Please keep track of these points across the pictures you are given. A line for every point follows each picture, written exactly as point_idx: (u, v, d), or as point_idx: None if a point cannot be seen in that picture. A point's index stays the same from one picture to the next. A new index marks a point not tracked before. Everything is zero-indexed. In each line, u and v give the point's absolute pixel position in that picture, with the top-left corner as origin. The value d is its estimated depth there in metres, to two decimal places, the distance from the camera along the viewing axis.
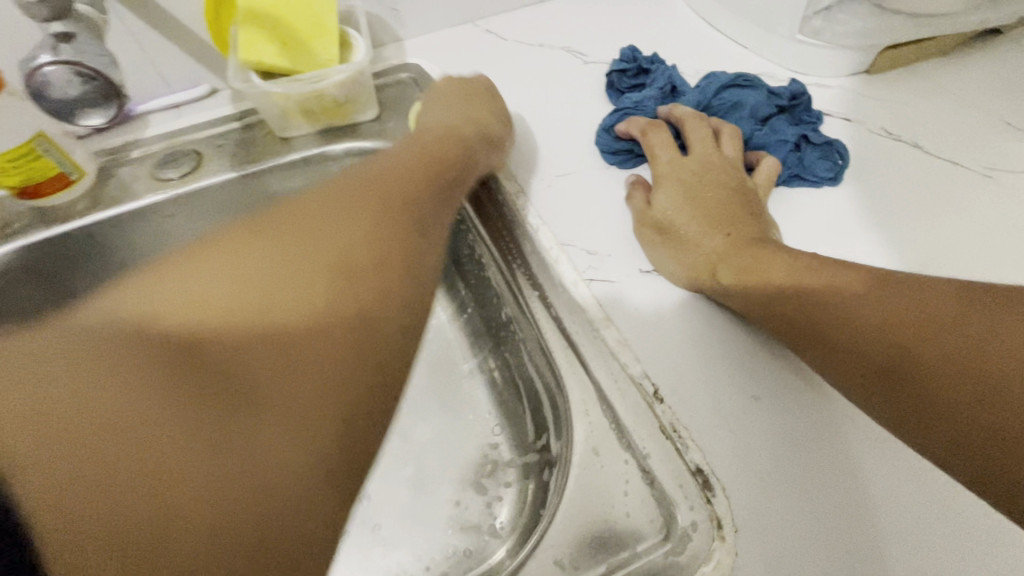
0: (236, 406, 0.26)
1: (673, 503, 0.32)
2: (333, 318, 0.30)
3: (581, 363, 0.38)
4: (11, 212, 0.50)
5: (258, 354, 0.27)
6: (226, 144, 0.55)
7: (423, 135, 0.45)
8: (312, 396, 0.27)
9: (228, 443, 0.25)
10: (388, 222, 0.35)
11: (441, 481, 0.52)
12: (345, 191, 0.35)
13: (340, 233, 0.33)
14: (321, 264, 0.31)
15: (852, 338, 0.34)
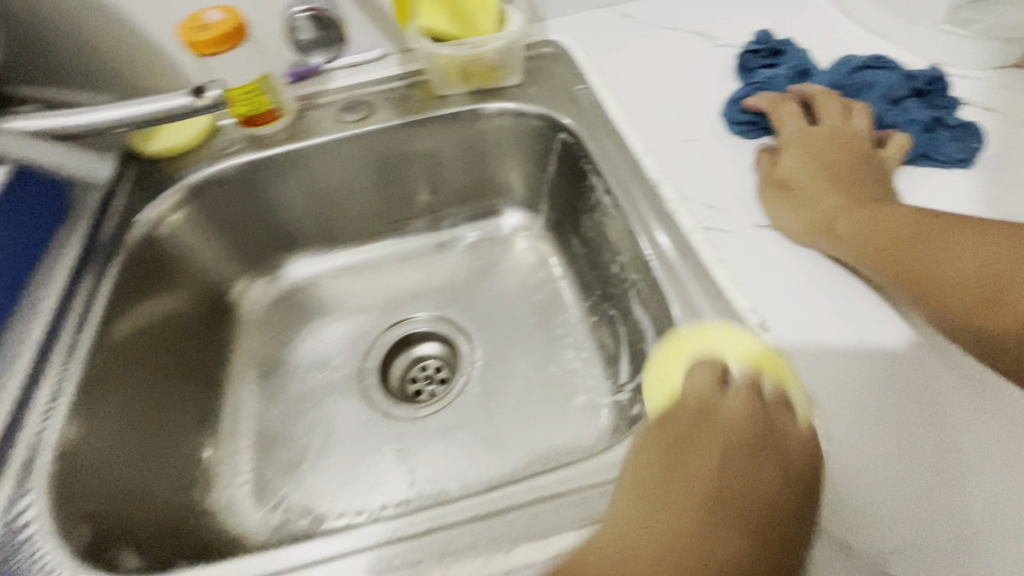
0: None
1: (763, 408, 0.37)
2: None
3: (692, 300, 0.42)
4: (230, 138, 0.63)
5: None
6: (394, 97, 0.66)
7: (712, 441, 0.34)
8: None
9: None
10: (734, 504, 0.31)
11: (539, 407, 0.59)
12: (654, 519, 0.31)
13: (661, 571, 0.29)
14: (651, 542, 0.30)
15: (940, 268, 0.37)
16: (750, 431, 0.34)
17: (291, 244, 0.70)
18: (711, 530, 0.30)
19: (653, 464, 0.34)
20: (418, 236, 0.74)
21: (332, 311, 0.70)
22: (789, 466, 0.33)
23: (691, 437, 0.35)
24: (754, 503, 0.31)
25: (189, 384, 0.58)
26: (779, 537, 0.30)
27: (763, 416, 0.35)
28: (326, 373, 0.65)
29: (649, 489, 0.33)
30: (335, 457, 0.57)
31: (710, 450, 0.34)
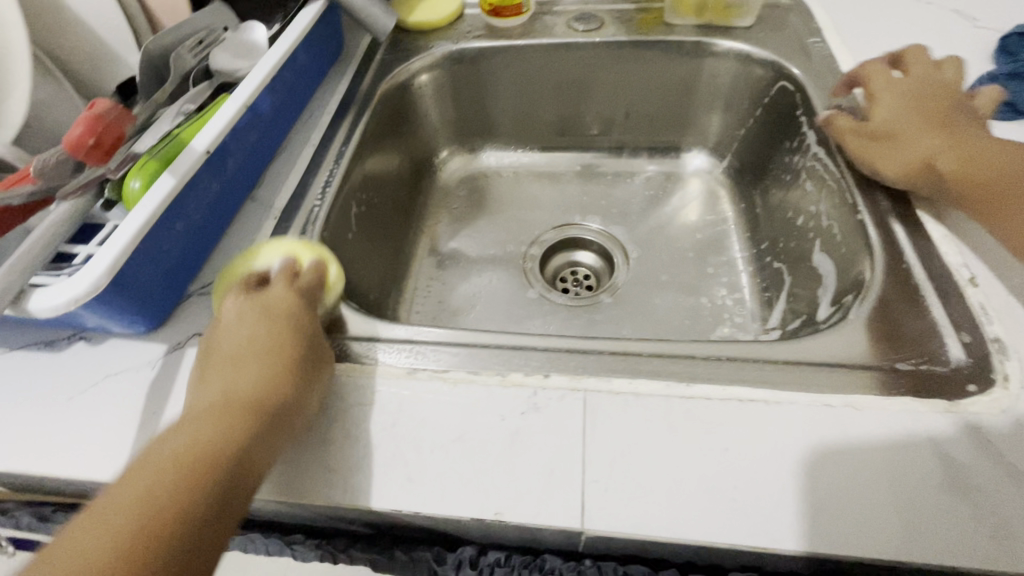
0: None
1: (953, 345, 0.37)
2: (182, 497, 0.27)
3: (897, 241, 0.43)
4: (472, 25, 0.71)
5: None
6: (624, 17, 0.70)
7: (246, 329, 0.36)
8: None
9: None
10: (256, 372, 0.34)
11: (683, 327, 0.62)
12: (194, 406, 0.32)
13: (181, 435, 0.30)
14: (187, 438, 0.30)
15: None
16: (247, 302, 0.37)
17: (491, 133, 0.78)
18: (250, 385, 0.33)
19: (202, 363, 0.35)
20: (600, 155, 0.79)
21: (506, 200, 0.77)
22: (284, 312, 0.37)
23: (231, 329, 0.36)
24: (283, 357, 0.35)
25: (396, 218, 0.69)
26: (302, 369, 0.35)
27: (250, 291, 0.38)
28: (494, 248, 0.73)
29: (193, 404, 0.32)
30: (490, 314, 0.66)
31: (243, 334, 0.35)
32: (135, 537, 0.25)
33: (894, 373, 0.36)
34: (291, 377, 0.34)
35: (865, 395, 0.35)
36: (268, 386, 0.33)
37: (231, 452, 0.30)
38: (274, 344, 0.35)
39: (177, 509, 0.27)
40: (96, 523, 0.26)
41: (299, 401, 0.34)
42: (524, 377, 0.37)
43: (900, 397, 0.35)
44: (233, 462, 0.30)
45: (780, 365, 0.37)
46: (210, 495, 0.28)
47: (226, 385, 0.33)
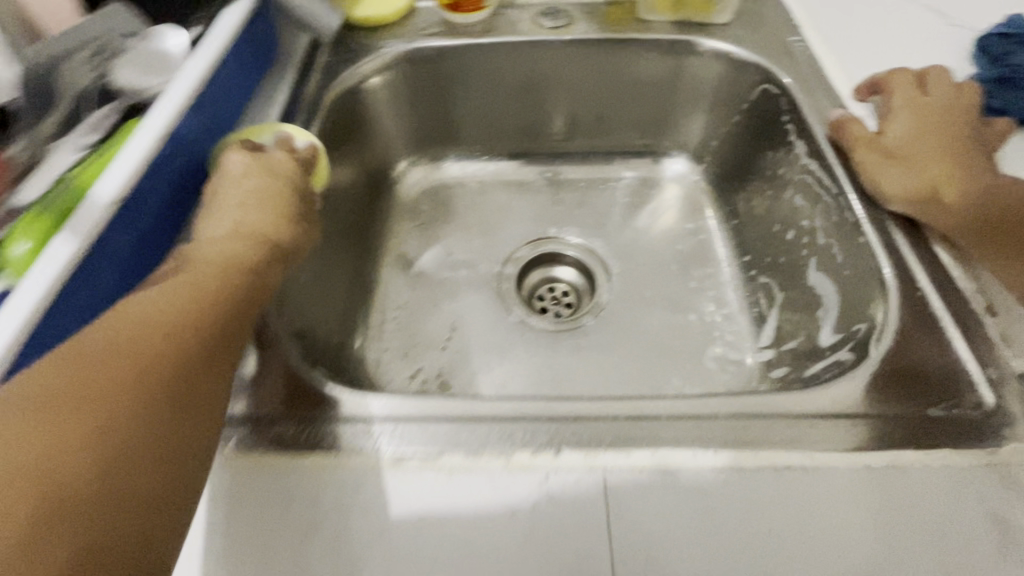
0: (164, 356, 0.27)
1: (980, 385, 0.35)
2: (230, 275, 0.33)
3: (908, 267, 0.41)
4: (427, 21, 0.64)
5: (198, 350, 0.29)
6: (593, 12, 0.64)
7: (255, 171, 0.41)
8: (176, 351, 0.28)
9: (134, 424, 0.25)
10: (269, 206, 0.39)
11: (675, 350, 0.59)
12: (217, 227, 0.37)
13: (210, 249, 0.35)
14: (221, 241, 0.36)
15: None
16: (248, 159, 0.41)
17: (453, 140, 0.71)
18: (265, 213, 0.39)
19: (211, 198, 0.39)
20: (570, 160, 0.73)
21: (473, 212, 0.71)
22: (288, 168, 0.42)
23: (230, 176, 0.40)
24: (288, 199, 0.41)
25: (353, 242, 0.61)
26: (304, 215, 0.42)
27: (251, 148, 0.43)
28: (464, 268, 0.66)
29: (211, 227, 0.37)
30: (468, 346, 0.60)
31: (252, 175, 0.40)
32: (196, 313, 0.30)
33: (927, 422, 0.34)
34: (298, 216, 0.41)
35: (902, 451, 0.32)
36: (278, 225, 0.39)
37: (258, 259, 0.36)
38: (281, 189, 0.41)
39: (225, 298, 0.32)
40: (160, 294, 0.30)
41: (298, 246, 0.40)
42: (531, 456, 0.32)
43: (938, 450, 0.32)
44: (259, 276, 0.35)
45: (809, 420, 0.34)
46: (247, 296, 0.33)
47: (244, 209, 0.38)
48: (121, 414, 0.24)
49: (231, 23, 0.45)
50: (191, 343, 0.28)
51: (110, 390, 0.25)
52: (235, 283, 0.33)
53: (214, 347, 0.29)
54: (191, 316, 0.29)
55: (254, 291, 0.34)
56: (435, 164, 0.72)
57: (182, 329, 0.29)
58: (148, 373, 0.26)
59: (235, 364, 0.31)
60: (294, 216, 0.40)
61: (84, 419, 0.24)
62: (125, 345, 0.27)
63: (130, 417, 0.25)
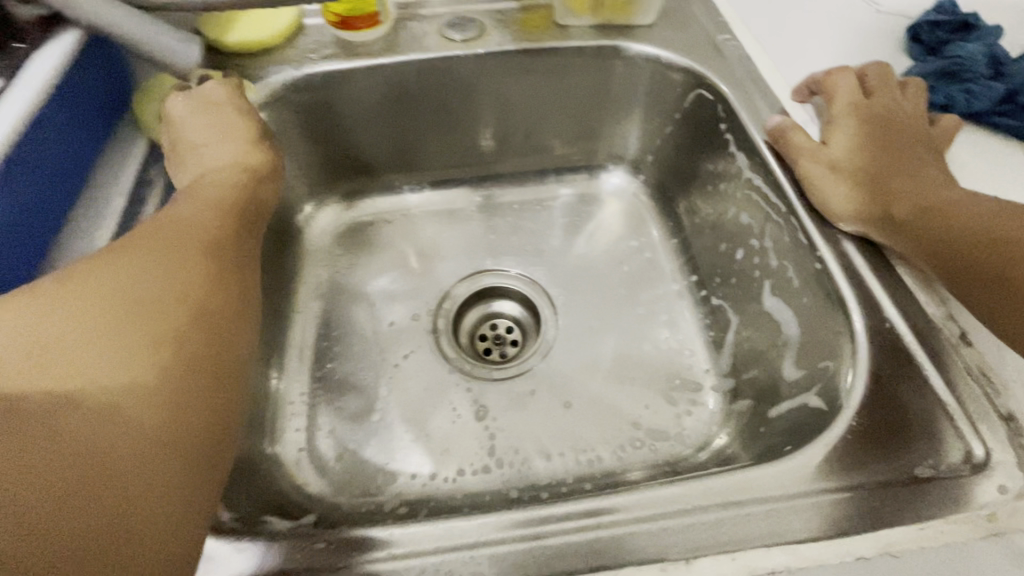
0: (210, 247, 0.36)
1: (967, 433, 0.31)
2: (245, 190, 0.43)
3: (871, 294, 0.37)
4: (318, 42, 0.55)
5: (232, 243, 0.38)
6: (505, 19, 0.57)
7: (219, 109, 0.46)
8: (213, 247, 0.36)
9: (203, 296, 0.33)
10: (236, 137, 0.45)
11: (631, 387, 0.53)
12: (207, 163, 0.44)
13: (212, 179, 0.42)
14: (215, 171, 0.43)
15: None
16: (192, 104, 0.45)
17: (366, 171, 0.63)
18: (243, 146, 0.45)
19: (185, 140, 0.44)
20: (500, 182, 0.67)
21: (397, 249, 0.63)
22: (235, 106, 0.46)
23: (194, 117, 0.45)
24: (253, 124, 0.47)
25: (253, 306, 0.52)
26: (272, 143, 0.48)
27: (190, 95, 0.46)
28: (392, 316, 0.59)
29: (199, 165, 0.44)
30: (404, 410, 0.53)
31: (212, 112, 0.45)
32: (226, 218, 0.39)
33: (914, 487, 0.30)
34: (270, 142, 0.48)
35: (895, 531, 0.28)
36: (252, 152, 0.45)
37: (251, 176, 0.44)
38: (243, 121, 0.46)
39: (225, 213, 0.40)
40: (180, 214, 0.38)
41: (273, 167, 0.47)
42: None
43: (930, 523, 0.28)
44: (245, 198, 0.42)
45: (785, 504, 0.29)
46: (245, 216, 0.41)
47: (224, 140, 0.45)
48: (189, 290, 0.32)
49: (26, 101, 0.36)
50: (226, 241, 0.37)
51: (178, 272, 0.33)
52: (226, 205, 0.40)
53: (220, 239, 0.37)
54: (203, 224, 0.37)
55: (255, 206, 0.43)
56: (348, 201, 0.64)
57: (213, 230, 0.37)
58: (204, 261, 0.35)
59: (244, 259, 0.38)
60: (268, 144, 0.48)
61: (153, 285, 0.31)
62: (179, 244, 0.35)
63: (202, 289, 0.33)
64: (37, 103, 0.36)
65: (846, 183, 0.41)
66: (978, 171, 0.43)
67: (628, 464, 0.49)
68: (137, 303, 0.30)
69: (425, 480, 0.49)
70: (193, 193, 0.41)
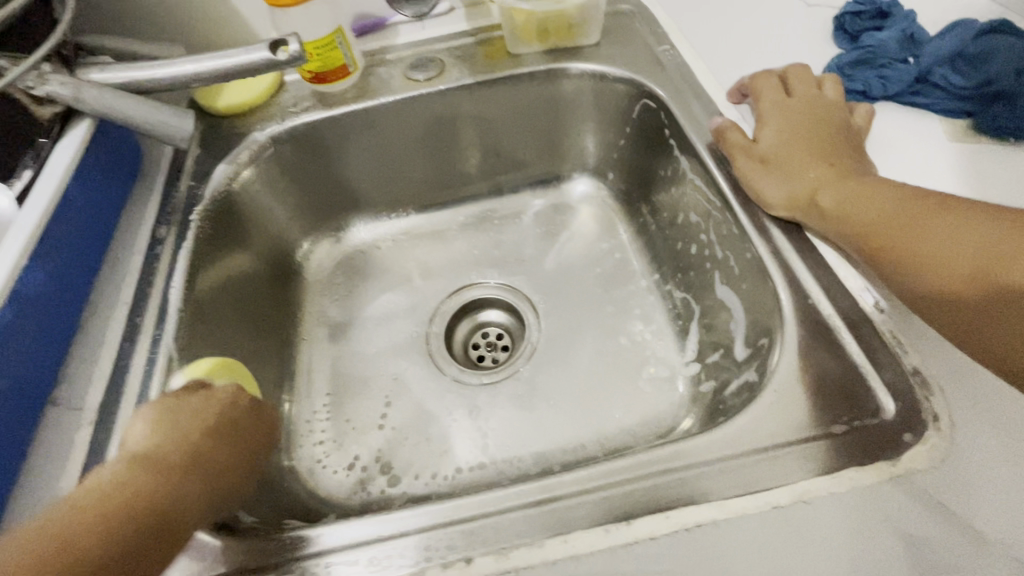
0: (217, 464, 0.37)
1: (877, 391, 0.35)
2: (248, 420, 0.41)
3: (794, 274, 0.41)
4: (298, 96, 0.62)
5: (217, 461, 0.37)
6: (463, 55, 0.63)
7: (250, 431, 0.41)
8: (201, 456, 0.36)
9: (183, 500, 0.33)
10: (249, 417, 0.41)
11: (609, 378, 0.58)
12: (203, 403, 0.39)
13: (204, 413, 0.38)
14: (214, 426, 0.38)
15: (913, 259, 0.36)
16: (239, 396, 0.42)
17: (355, 206, 0.69)
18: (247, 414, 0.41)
19: (212, 397, 0.40)
20: (479, 200, 0.72)
21: (389, 274, 0.69)
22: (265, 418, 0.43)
23: (240, 427, 0.40)
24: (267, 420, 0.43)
25: (263, 339, 0.59)
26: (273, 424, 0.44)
27: (255, 409, 0.42)
28: (389, 335, 0.64)
29: (211, 419, 0.38)
30: (405, 419, 0.58)
31: (250, 416, 0.41)
32: (226, 435, 0.39)
33: (829, 444, 0.34)
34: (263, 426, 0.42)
35: (809, 481, 0.32)
36: (240, 413, 0.41)
37: (256, 419, 0.42)
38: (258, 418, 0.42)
39: (212, 432, 0.38)
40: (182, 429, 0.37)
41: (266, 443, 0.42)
42: (443, 569, 0.32)
43: (843, 471, 0.32)
44: (222, 462, 0.37)
45: (714, 467, 0.34)
46: (247, 449, 0.40)
47: (240, 463, 0.39)
48: (184, 501, 0.33)
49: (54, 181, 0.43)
50: (211, 459, 0.36)
51: (159, 475, 0.33)
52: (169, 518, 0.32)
53: (178, 489, 0.33)
54: (107, 523, 0.29)
55: (253, 435, 0.41)
56: (341, 235, 0.70)
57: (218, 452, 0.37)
58: (201, 476, 0.35)
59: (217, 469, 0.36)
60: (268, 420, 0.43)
61: (155, 492, 0.32)
62: (193, 451, 0.36)
63: (181, 491, 0.33)
64: (62, 182, 0.44)
65: (772, 174, 0.44)
66: (900, 148, 0.46)
67: (609, 450, 0.54)
68: (143, 500, 0.31)
69: (426, 480, 0.54)
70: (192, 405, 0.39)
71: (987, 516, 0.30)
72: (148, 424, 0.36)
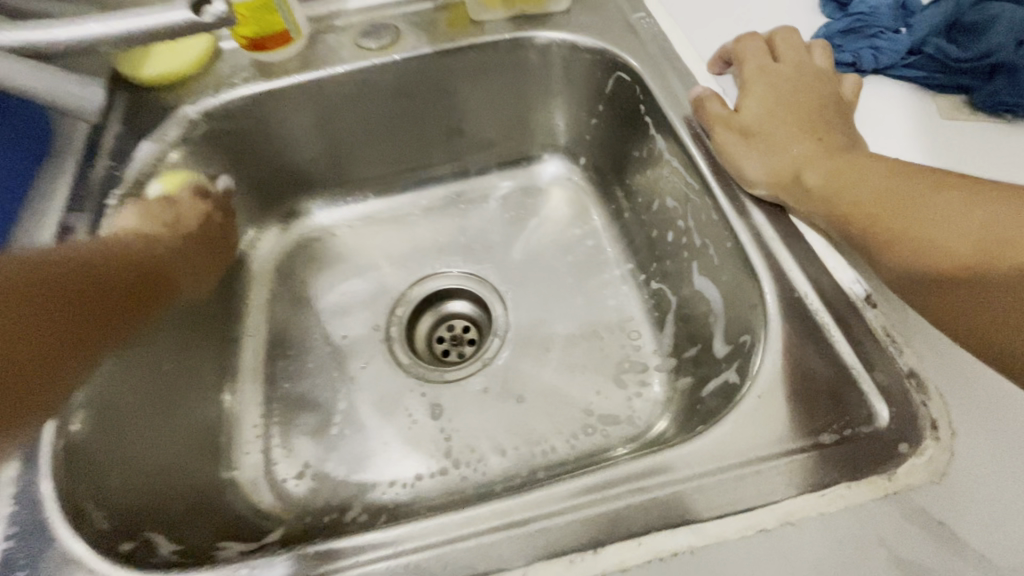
0: (140, 274, 0.44)
1: (869, 396, 0.32)
2: (174, 241, 0.49)
3: (779, 265, 0.37)
4: (234, 66, 0.55)
5: (188, 251, 0.50)
6: (420, 21, 0.57)
7: (206, 227, 0.53)
8: (178, 259, 0.49)
9: (136, 302, 0.43)
10: (219, 232, 0.55)
11: (580, 374, 0.54)
12: (188, 214, 0.51)
13: (178, 221, 0.50)
14: (200, 248, 0.52)
15: (913, 235, 0.33)
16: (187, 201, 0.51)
17: (306, 189, 0.64)
18: (215, 222, 0.55)
19: (162, 204, 0.49)
20: (442, 182, 0.67)
21: (344, 262, 0.64)
22: (222, 229, 0.56)
23: (206, 225, 0.53)
24: (219, 237, 0.55)
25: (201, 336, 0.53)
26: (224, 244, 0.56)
27: (204, 233, 0.53)
28: (343, 330, 0.59)
29: (200, 230, 0.52)
30: (360, 421, 0.54)
31: (206, 225, 0.53)
32: (149, 262, 0.45)
33: (817, 456, 0.30)
34: (221, 252, 0.56)
35: (796, 500, 0.29)
36: (187, 217, 0.51)
37: (189, 241, 0.51)
38: (214, 236, 0.55)
39: (187, 234, 0.50)
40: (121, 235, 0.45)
41: (205, 234, 0.53)
42: None
43: (832, 488, 0.29)
44: (155, 257, 0.46)
45: (689, 485, 0.30)
46: (184, 252, 0.50)
47: (197, 264, 0.51)
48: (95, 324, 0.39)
49: None
50: (189, 264, 0.50)
51: (138, 274, 0.44)
52: (130, 268, 0.43)
53: (114, 281, 0.42)
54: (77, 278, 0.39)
55: (190, 250, 0.50)
56: (291, 220, 0.64)
57: (160, 259, 0.46)
58: (118, 288, 0.42)
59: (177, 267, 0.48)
60: (224, 242, 0.56)
61: (79, 274, 0.39)
62: (123, 251, 0.44)
63: (121, 301, 0.42)
64: None
65: (754, 150, 0.40)
66: (892, 125, 0.42)
67: (580, 452, 0.50)
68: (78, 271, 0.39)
69: (383, 489, 0.50)
70: (166, 237, 0.48)
71: (989, 536, 0.27)
72: (137, 214, 0.48)
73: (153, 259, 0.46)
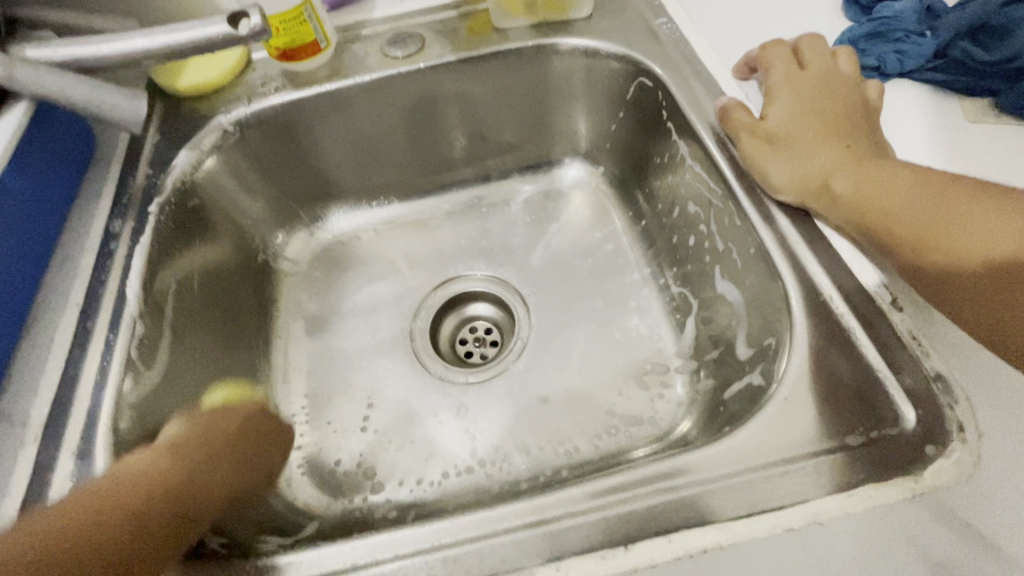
0: (199, 480, 0.37)
1: (895, 399, 0.32)
2: (239, 454, 0.42)
3: (803, 268, 0.38)
4: (266, 76, 0.57)
5: (245, 449, 0.43)
6: (445, 30, 0.58)
7: (262, 421, 0.46)
8: (235, 460, 0.41)
9: (196, 505, 0.36)
10: (275, 424, 0.47)
11: (603, 376, 0.55)
12: (242, 418, 0.44)
13: (223, 424, 0.42)
14: (262, 445, 0.45)
15: (946, 242, 0.34)
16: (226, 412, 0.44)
17: (334, 195, 0.65)
18: (278, 435, 0.47)
19: (216, 423, 0.43)
20: (466, 187, 0.68)
21: (370, 266, 0.65)
22: (281, 432, 0.48)
23: (258, 420, 0.45)
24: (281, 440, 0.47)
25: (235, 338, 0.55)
26: (281, 446, 0.47)
27: (263, 434, 0.45)
28: (370, 332, 0.61)
29: (252, 425, 0.45)
30: (388, 421, 0.55)
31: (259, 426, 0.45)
32: (210, 462, 0.38)
33: (845, 457, 0.31)
34: (279, 438, 0.47)
35: (826, 500, 0.29)
36: (240, 424, 0.43)
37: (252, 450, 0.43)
38: (271, 435, 0.46)
39: (242, 437, 0.43)
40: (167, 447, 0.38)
41: (271, 465, 0.46)
42: None
43: (861, 488, 0.30)
44: (213, 471, 0.38)
45: (718, 486, 0.31)
46: (237, 447, 0.42)
47: (261, 452, 0.44)
48: (159, 511, 0.33)
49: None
50: (248, 460, 0.43)
51: (200, 474, 0.37)
52: (190, 483, 0.36)
53: (171, 501, 0.34)
54: (131, 500, 0.32)
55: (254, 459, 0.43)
56: (318, 224, 0.66)
57: (221, 466, 0.39)
58: (173, 490, 0.35)
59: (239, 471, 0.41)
60: (284, 444, 0.48)
61: (133, 487, 0.33)
62: (181, 459, 0.37)
63: (180, 505, 0.35)
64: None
65: (778, 156, 0.41)
66: (915, 128, 0.42)
67: (603, 453, 0.51)
68: (136, 490, 0.33)
69: (411, 487, 0.51)
70: (228, 445, 0.41)
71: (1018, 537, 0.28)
72: (182, 423, 0.42)
73: (209, 457, 0.39)
